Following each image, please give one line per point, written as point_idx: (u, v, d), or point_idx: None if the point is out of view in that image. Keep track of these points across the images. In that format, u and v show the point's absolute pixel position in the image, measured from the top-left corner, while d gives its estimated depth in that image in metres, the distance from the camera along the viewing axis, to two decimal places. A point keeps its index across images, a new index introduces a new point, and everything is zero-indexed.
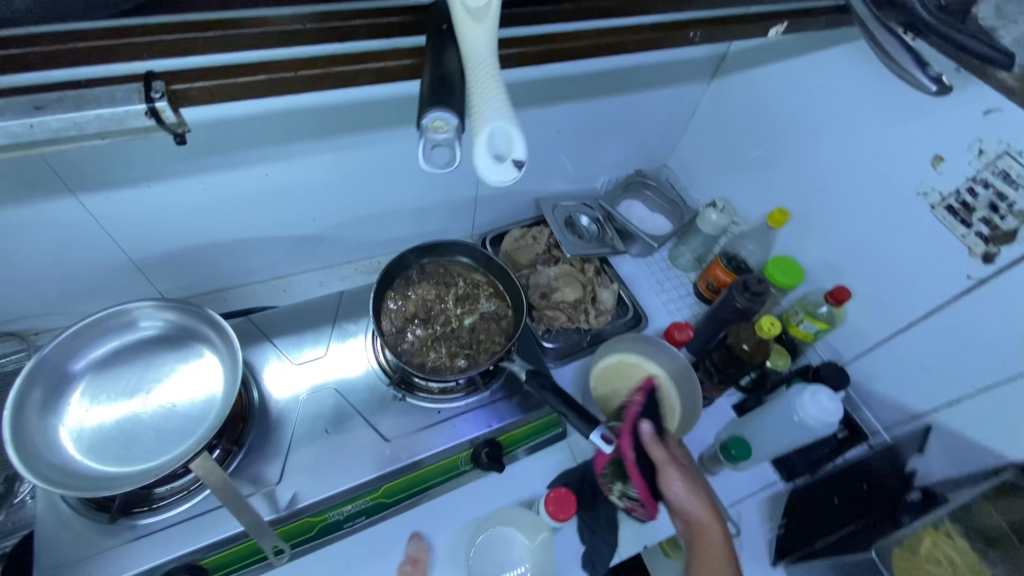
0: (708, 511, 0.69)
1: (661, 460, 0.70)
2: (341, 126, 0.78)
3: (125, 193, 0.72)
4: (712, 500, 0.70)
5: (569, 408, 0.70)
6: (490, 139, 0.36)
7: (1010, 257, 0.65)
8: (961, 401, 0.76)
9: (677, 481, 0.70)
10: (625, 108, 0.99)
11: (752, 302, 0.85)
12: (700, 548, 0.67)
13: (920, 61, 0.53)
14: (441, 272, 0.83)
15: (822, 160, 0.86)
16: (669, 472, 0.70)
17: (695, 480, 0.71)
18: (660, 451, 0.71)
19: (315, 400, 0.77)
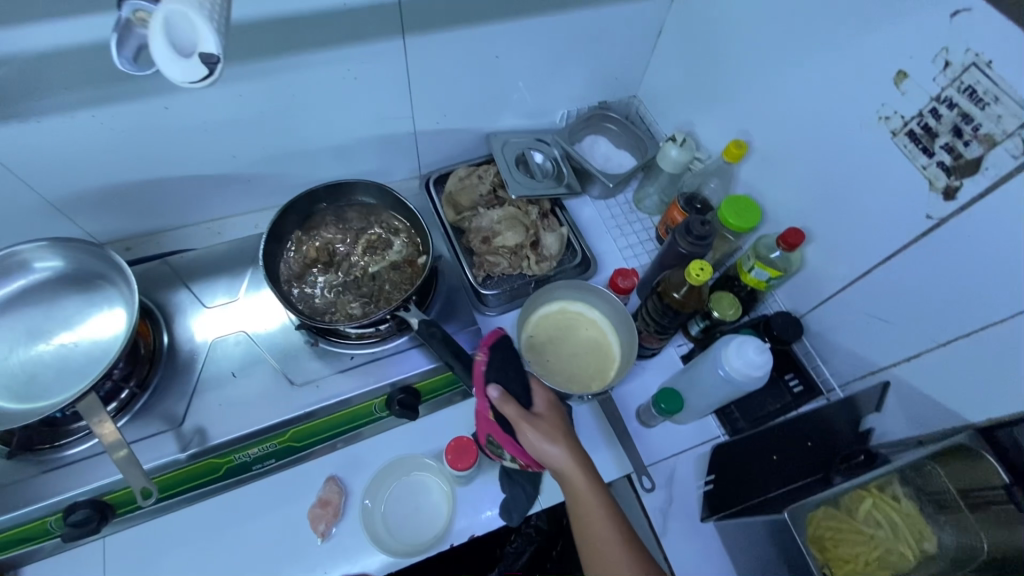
0: (571, 459, 0.63)
1: (514, 420, 0.64)
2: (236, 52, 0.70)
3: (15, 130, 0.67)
4: (573, 448, 0.64)
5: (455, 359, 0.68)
6: (168, 28, 0.37)
7: (975, 191, 0.56)
8: (920, 356, 0.68)
9: (534, 439, 0.64)
10: (577, 26, 0.88)
11: (696, 246, 0.78)
12: (570, 497, 0.64)
13: None
14: (354, 218, 0.81)
15: (784, 84, 0.75)
16: (526, 431, 0.63)
17: (553, 431, 0.65)
18: (511, 410, 0.63)
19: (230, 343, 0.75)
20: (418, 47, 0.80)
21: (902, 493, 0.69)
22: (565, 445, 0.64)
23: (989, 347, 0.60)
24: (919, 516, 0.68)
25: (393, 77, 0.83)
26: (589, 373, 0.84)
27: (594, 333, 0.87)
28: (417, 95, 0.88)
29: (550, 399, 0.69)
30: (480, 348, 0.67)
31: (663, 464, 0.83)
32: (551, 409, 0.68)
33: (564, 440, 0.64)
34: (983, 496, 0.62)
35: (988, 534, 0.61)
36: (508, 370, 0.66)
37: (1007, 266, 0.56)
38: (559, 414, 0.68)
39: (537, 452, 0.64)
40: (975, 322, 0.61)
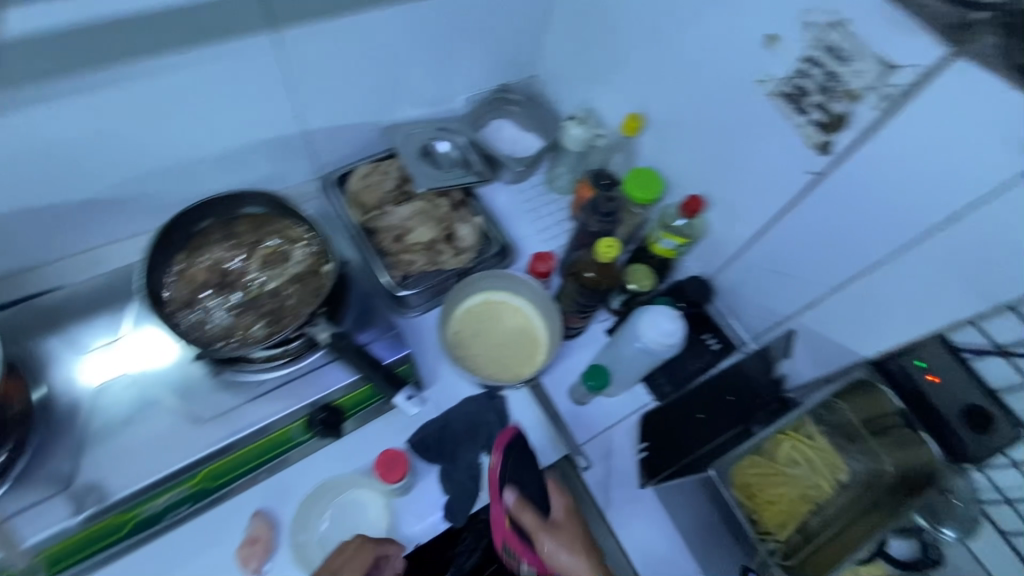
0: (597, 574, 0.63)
1: (533, 529, 0.64)
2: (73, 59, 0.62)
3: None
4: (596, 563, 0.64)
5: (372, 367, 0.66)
6: None
7: (845, 145, 0.59)
8: (817, 302, 0.74)
9: (555, 551, 0.64)
10: (461, 8, 0.85)
11: (605, 224, 0.80)
12: None
13: None
14: (245, 231, 0.74)
15: (669, 55, 0.76)
16: (546, 541, 0.64)
17: (575, 543, 0.65)
18: (529, 517, 0.65)
19: (124, 385, 0.69)
20: (292, 41, 0.75)
21: (816, 431, 0.77)
22: (588, 557, 0.65)
23: (873, 287, 0.66)
24: (831, 449, 0.77)
25: (269, 75, 0.77)
26: (518, 361, 0.83)
27: (519, 320, 0.86)
28: (299, 92, 0.82)
29: (568, 506, 0.69)
30: (496, 447, 0.70)
31: (599, 439, 0.84)
32: (570, 517, 0.68)
33: (587, 556, 0.65)
34: (882, 423, 0.73)
35: (891, 458, 0.73)
36: (520, 471, 0.68)
37: (879, 211, 0.60)
38: (580, 525, 0.68)
39: (557, 565, 0.64)
40: (859, 264, 0.66)
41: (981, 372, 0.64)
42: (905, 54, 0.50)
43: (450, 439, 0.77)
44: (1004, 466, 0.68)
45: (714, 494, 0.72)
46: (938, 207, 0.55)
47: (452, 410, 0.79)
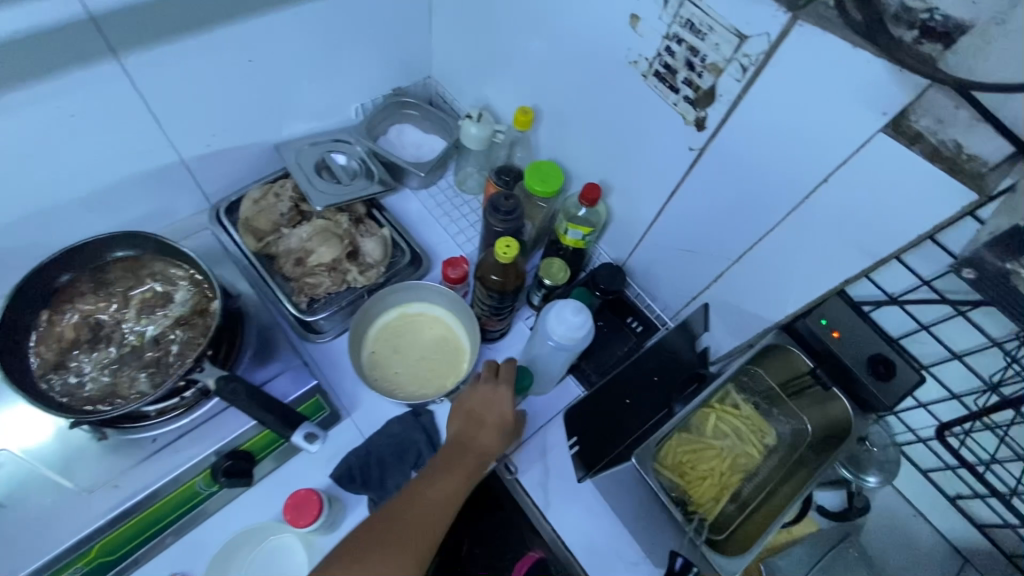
0: None
1: None
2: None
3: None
4: None
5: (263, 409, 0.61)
6: None
7: (717, 118, 0.59)
8: (723, 276, 0.74)
9: None
10: (335, 12, 0.80)
11: (508, 223, 0.76)
12: None
13: None
14: (119, 278, 0.69)
15: (549, 43, 0.74)
16: None
17: None
18: None
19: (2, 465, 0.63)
20: (144, 66, 0.68)
21: (740, 399, 0.79)
22: None
23: (767, 256, 0.67)
24: (757, 413, 0.79)
25: (125, 105, 0.70)
26: (441, 373, 0.80)
27: (439, 330, 0.83)
28: (166, 120, 0.76)
29: None
30: None
31: (534, 439, 0.82)
32: None
33: None
34: (800, 384, 0.76)
35: (809, 415, 0.77)
36: None
37: (760, 181, 0.61)
38: None
39: None
40: (753, 237, 0.66)
41: (879, 322, 0.70)
42: (755, 22, 0.50)
43: (377, 463, 0.74)
44: (913, 408, 0.74)
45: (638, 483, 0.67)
46: (813, 169, 0.55)
47: (375, 434, 0.76)
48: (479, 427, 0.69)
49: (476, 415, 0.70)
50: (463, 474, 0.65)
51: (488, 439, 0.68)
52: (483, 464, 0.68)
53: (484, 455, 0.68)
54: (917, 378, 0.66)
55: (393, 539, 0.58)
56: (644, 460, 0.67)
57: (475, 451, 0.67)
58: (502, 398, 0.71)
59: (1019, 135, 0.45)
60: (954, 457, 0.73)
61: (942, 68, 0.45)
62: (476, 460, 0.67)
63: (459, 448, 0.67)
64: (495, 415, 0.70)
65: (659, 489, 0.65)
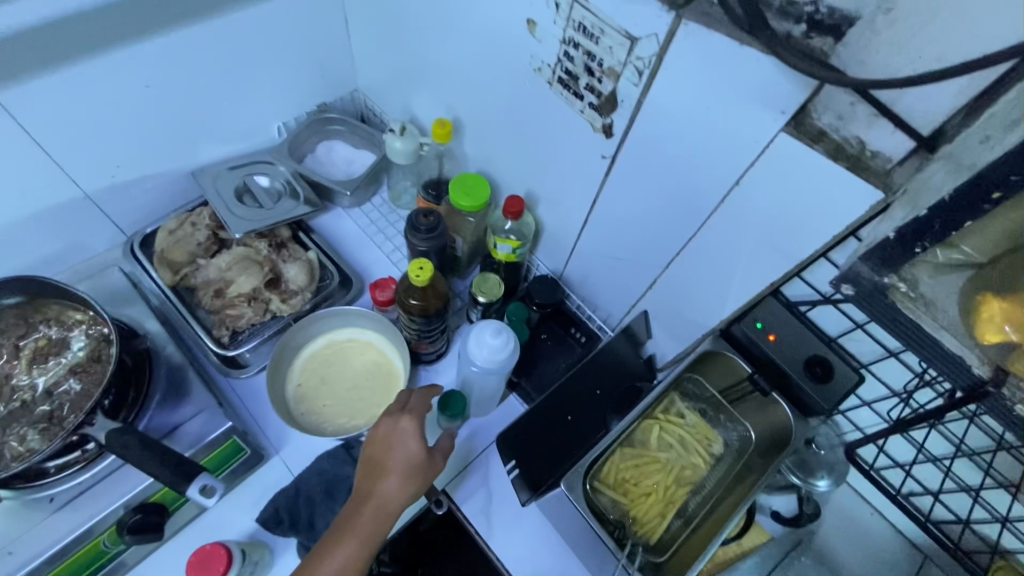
0: None
1: None
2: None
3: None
4: None
5: (164, 458, 0.57)
6: None
7: (624, 125, 0.56)
8: (654, 284, 0.71)
9: None
10: (238, 31, 0.76)
11: (431, 240, 0.73)
12: None
13: None
14: (8, 327, 0.64)
15: (459, 53, 0.71)
16: None
17: None
18: None
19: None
20: (22, 100, 0.64)
21: (685, 409, 0.77)
22: None
23: (693, 262, 0.64)
24: (703, 422, 0.76)
25: (8, 142, 0.66)
26: (372, 401, 0.76)
27: (369, 356, 0.80)
28: (59, 154, 0.71)
29: None
30: None
31: (475, 464, 0.79)
32: None
33: None
34: (741, 390, 0.74)
35: (753, 422, 0.75)
36: None
37: (674, 188, 0.58)
38: None
39: None
40: (677, 243, 0.64)
41: (816, 321, 0.65)
42: (642, 23, 0.47)
43: (307, 502, 0.69)
44: (859, 406, 0.71)
45: (572, 509, 0.66)
46: (723, 171, 0.52)
47: (304, 472, 0.72)
48: (377, 476, 0.57)
49: (375, 459, 0.58)
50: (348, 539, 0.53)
51: (386, 489, 0.56)
52: (392, 514, 0.55)
53: (382, 508, 0.55)
54: (855, 378, 0.63)
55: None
56: (576, 486, 0.65)
57: (369, 507, 0.55)
58: (406, 436, 0.59)
59: (918, 130, 0.42)
60: (899, 454, 0.70)
61: (833, 63, 0.43)
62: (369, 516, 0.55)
63: (355, 505, 0.56)
64: (396, 456, 0.57)
65: (590, 516, 0.63)
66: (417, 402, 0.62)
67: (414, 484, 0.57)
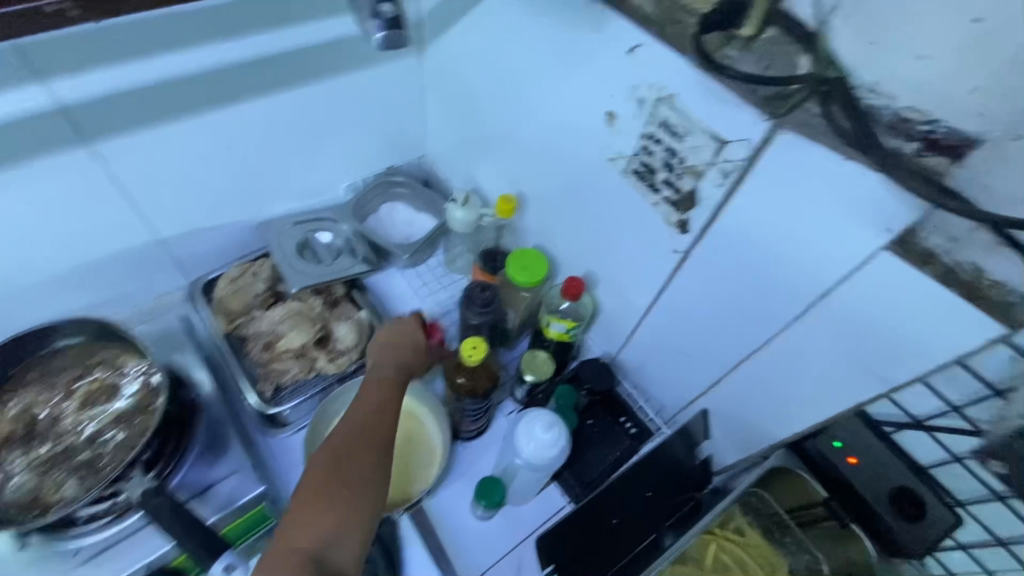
0: None
1: None
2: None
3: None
4: None
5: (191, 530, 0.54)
6: None
7: (702, 222, 0.53)
8: (718, 384, 0.66)
9: None
10: (321, 98, 0.80)
11: (484, 314, 0.71)
12: None
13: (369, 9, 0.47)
14: (66, 368, 0.65)
15: (531, 133, 0.71)
16: None
17: None
18: None
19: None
20: (117, 153, 0.67)
21: (745, 524, 0.68)
22: None
23: (764, 369, 0.59)
24: (765, 545, 0.67)
25: (96, 191, 0.69)
26: (403, 478, 0.73)
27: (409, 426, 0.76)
28: (140, 201, 0.74)
29: None
30: None
31: (506, 557, 0.73)
32: None
33: None
34: (811, 514, 0.65)
35: (825, 553, 0.64)
36: None
37: (751, 291, 0.54)
38: None
39: None
40: (748, 346, 0.59)
41: (904, 445, 0.58)
42: (732, 128, 0.45)
43: None
44: (950, 547, 0.59)
45: None
46: (809, 282, 0.48)
47: None
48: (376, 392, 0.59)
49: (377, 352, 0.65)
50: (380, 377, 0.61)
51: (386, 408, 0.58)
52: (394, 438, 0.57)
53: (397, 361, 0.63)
54: (954, 520, 0.56)
55: (334, 481, 0.49)
56: None
57: (386, 370, 0.62)
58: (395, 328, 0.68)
59: None
60: None
61: (950, 185, 0.39)
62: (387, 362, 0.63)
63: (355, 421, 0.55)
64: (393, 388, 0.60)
65: None
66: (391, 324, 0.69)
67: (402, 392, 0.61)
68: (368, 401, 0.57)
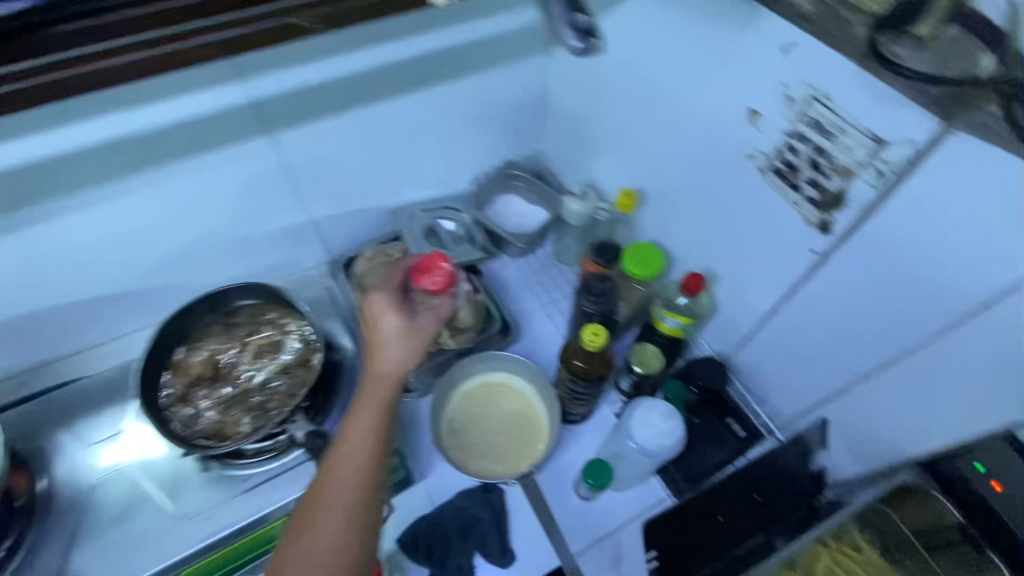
0: None
1: None
2: (65, 180, 0.63)
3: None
4: None
5: None
6: None
7: (848, 224, 0.53)
8: (846, 391, 0.64)
9: None
10: (460, 97, 0.86)
11: (599, 304, 0.74)
12: None
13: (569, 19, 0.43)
14: (241, 323, 0.76)
15: (661, 131, 0.72)
16: None
17: None
18: None
19: (128, 474, 0.72)
20: (294, 142, 0.77)
21: (862, 541, 0.63)
22: None
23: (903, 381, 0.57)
24: (882, 564, 0.61)
25: (273, 175, 0.79)
26: (513, 452, 0.78)
27: (518, 405, 0.82)
28: (303, 185, 0.84)
29: None
30: None
31: (608, 539, 0.76)
32: None
33: None
34: (942, 538, 0.57)
35: None
36: None
37: (898, 298, 0.53)
38: None
39: None
40: (886, 353, 0.57)
41: None
42: (896, 128, 0.45)
43: (442, 534, 0.74)
44: None
45: None
46: (969, 291, 0.47)
47: (445, 504, 0.76)
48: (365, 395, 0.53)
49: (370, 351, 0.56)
50: (367, 399, 0.52)
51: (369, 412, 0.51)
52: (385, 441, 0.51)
53: (388, 372, 0.53)
54: None
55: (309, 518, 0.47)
56: None
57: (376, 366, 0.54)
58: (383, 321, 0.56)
59: None
60: None
61: None
62: (379, 373, 0.54)
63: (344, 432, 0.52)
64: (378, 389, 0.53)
65: None
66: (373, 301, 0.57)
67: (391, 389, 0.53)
68: (357, 425, 0.51)
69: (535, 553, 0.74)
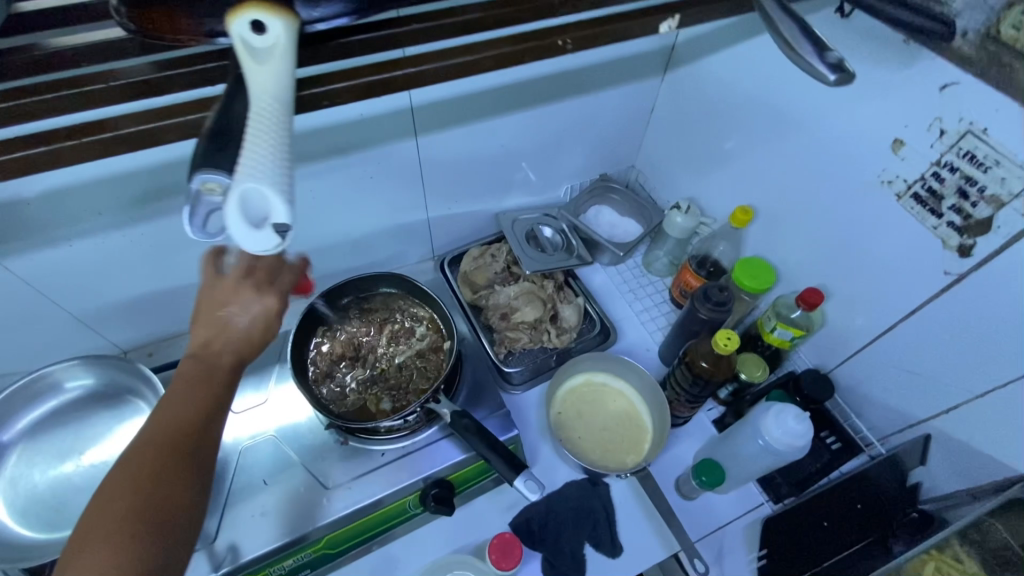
0: None
1: None
2: None
3: (7, 265, 0.64)
4: None
5: (492, 452, 0.68)
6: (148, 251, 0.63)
7: (989, 250, 0.57)
8: (953, 410, 0.67)
9: None
10: (579, 112, 0.92)
11: (716, 313, 0.78)
12: None
13: (818, 46, 0.43)
14: (377, 309, 0.82)
15: (785, 154, 0.77)
16: None
17: None
18: None
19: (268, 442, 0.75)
20: (431, 144, 0.82)
21: (963, 552, 0.66)
22: None
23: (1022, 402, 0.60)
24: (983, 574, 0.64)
25: (408, 173, 0.85)
26: (621, 448, 0.82)
27: (622, 404, 0.86)
28: (429, 185, 0.90)
29: None
30: None
31: (709, 538, 0.79)
32: None
33: None
34: None
35: None
36: None
37: None
38: None
39: None
40: (1007, 375, 0.60)
41: None
42: None
43: (556, 521, 0.78)
44: None
45: None
46: None
47: (556, 492, 0.80)
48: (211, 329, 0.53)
49: (205, 315, 0.54)
50: (211, 374, 0.51)
51: (223, 340, 0.53)
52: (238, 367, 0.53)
53: (227, 350, 0.53)
54: None
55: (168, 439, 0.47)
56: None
57: (235, 305, 0.54)
58: (253, 301, 0.54)
59: None
60: None
61: None
62: (218, 339, 0.53)
63: (201, 358, 0.52)
64: (241, 322, 0.53)
65: None
66: (237, 263, 0.54)
67: (260, 330, 0.54)
68: (175, 413, 0.49)
69: (638, 545, 0.78)
